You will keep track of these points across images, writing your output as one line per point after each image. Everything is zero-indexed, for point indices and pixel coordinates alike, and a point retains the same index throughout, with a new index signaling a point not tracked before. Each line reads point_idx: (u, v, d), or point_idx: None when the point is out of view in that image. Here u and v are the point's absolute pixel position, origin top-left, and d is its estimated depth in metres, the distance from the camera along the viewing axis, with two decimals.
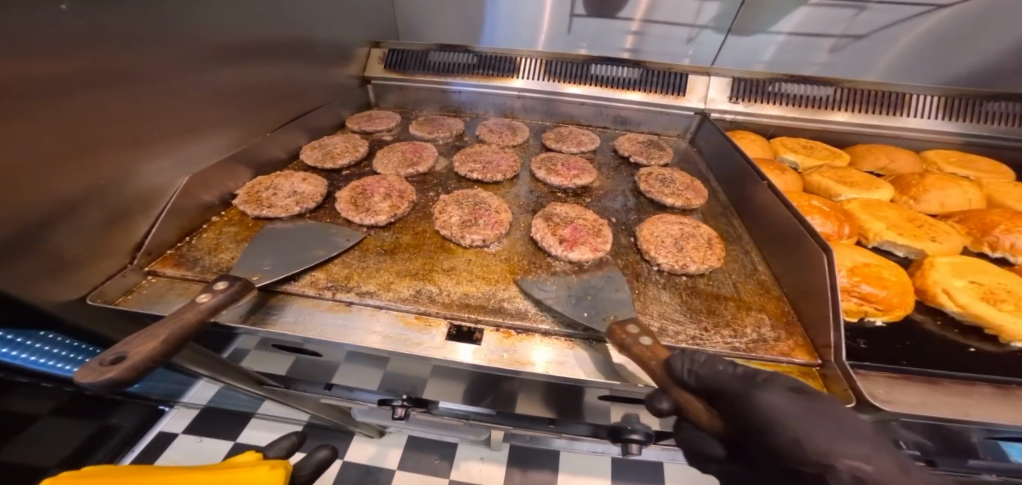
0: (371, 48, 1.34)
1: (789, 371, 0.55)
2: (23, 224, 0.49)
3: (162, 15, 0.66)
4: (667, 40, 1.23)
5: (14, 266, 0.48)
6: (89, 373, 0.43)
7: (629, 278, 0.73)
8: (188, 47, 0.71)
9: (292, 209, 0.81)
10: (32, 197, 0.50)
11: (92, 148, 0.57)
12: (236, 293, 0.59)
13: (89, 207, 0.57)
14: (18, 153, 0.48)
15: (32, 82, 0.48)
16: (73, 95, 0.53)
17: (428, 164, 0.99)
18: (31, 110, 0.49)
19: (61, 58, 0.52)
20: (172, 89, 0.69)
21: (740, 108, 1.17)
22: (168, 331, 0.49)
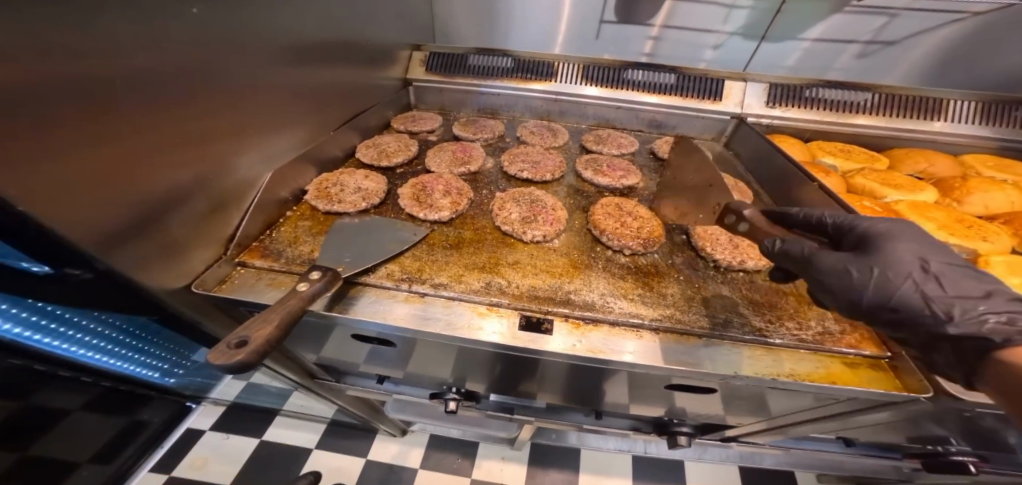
0: (413, 51, 1.38)
1: (858, 363, 0.59)
2: (147, 209, 0.54)
3: (251, 16, 0.70)
4: (684, 45, 1.31)
5: (136, 248, 0.53)
6: (222, 356, 0.48)
7: (687, 274, 0.76)
8: (270, 47, 0.76)
9: (360, 205, 0.85)
10: (154, 184, 0.54)
11: (200, 141, 0.61)
12: (328, 282, 0.63)
13: (195, 197, 0.62)
14: (144, 142, 0.52)
15: (158, 75, 0.53)
16: (187, 91, 0.58)
17: (479, 163, 1.02)
18: (156, 103, 0.53)
19: (182, 58, 0.57)
20: (261, 88, 0.74)
21: (778, 113, 1.21)
22: (279, 317, 0.54)
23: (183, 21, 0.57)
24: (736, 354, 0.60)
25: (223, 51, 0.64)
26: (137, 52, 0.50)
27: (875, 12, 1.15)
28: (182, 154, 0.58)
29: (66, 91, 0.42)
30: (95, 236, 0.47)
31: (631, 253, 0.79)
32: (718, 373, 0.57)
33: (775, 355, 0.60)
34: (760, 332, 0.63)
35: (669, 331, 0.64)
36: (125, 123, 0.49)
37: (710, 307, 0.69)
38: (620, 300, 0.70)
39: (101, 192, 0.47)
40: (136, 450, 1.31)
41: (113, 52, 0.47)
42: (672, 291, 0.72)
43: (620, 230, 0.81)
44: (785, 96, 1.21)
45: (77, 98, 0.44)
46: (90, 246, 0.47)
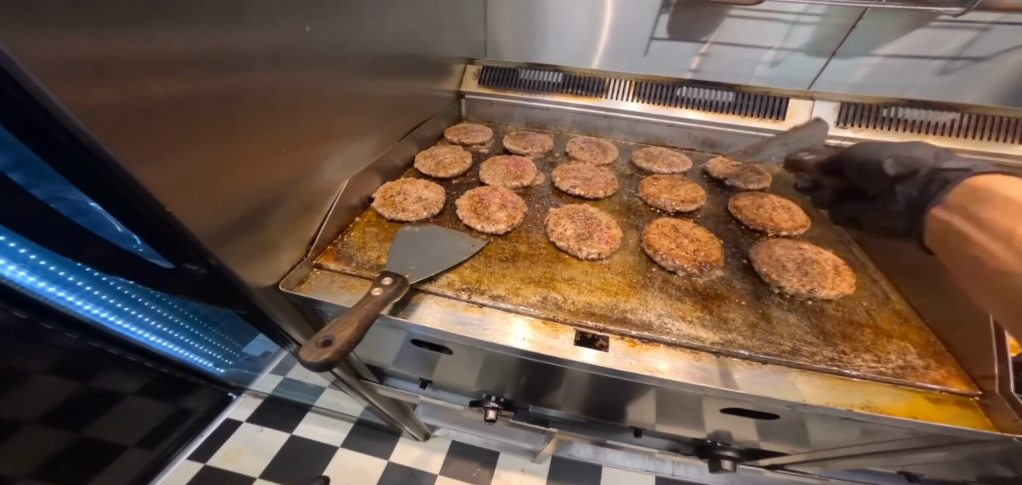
0: (467, 65, 1.44)
1: (943, 400, 0.56)
2: (249, 207, 0.61)
3: (340, 31, 0.77)
4: (734, 61, 1.36)
5: (238, 244, 0.60)
6: (312, 353, 0.54)
7: (749, 298, 0.73)
8: (354, 60, 0.82)
9: (421, 214, 0.90)
10: (258, 184, 0.61)
11: (294, 147, 0.69)
12: (398, 288, 0.68)
13: (286, 198, 0.69)
14: (253, 147, 0.59)
15: (266, 88, 0.60)
16: (291, 101, 0.66)
17: (531, 177, 1.05)
18: (265, 111, 0.60)
19: (288, 70, 0.64)
20: (349, 100, 0.82)
21: (850, 133, 1.08)
22: (359, 318, 0.60)
23: (292, 36, 0.64)
24: (805, 382, 0.58)
25: (323, 64, 0.72)
26: (257, 66, 0.58)
27: (960, 27, 1.13)
28: (280, 157, 0.65)
29: (202, 96, 0.49)
30: (209, 228, 0.53)
31: (687, 275, 0.77)
32: (785, 400, 0.56)
33: (845, 386, 0.58)
34: (833, 362, 0.61)
35: (733, 355, 0.63)
36: (240, 127, 0.56)
37: (777, 334, 0.66)
38: (678, 321, 0.69)
39: (217, 187, 0.53)
40: (178, 436, 1.45)
41: (240, 67, 0.55)
42: (733, 316, 0.69)
43: (675, 250, 0.80)
44: (863, 116, 1.08)
45: (209, 103, 0.50)
46: (205, 240, 0.53)
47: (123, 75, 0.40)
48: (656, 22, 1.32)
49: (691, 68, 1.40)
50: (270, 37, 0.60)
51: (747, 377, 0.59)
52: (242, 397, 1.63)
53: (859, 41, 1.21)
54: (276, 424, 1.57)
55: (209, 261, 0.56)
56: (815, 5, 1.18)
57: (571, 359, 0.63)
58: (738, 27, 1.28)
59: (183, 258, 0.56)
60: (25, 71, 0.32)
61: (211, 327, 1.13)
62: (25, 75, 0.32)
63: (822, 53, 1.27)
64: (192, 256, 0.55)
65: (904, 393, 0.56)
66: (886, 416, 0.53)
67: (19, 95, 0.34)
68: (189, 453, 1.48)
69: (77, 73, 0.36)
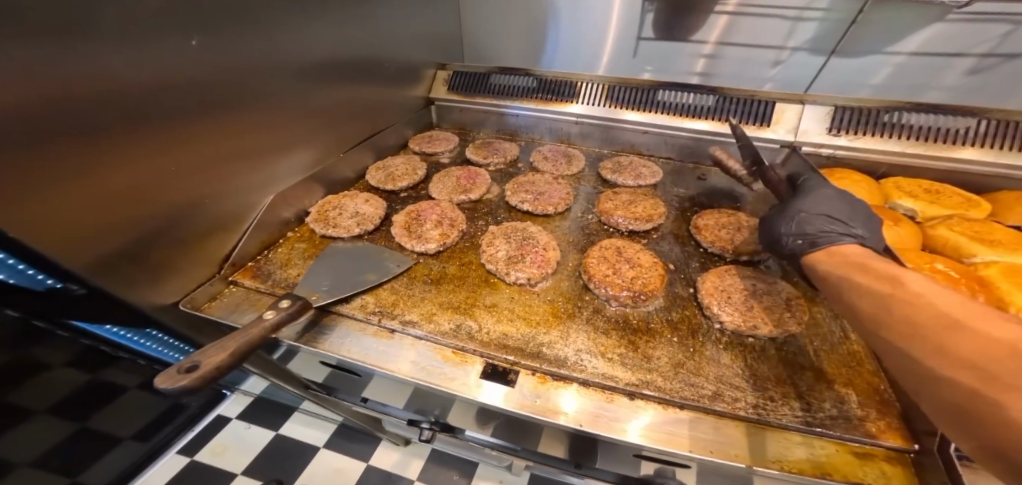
0: (438, 70, 1.40)
1: (875, 459, 0.45)
2: (139, 230, 0.59)
3: (258, 37, 0.75)
4: (745, 63, 1.21)
5: (123, 270, 0.58)
6: (167, 379, 0.49)
7: (683, 334, 0.62)
8: (280, 67, 0.80)
9: (353, 230, 0.86)
10: (149, 205, 0.60)
11: (201, 165, 0.67)
12: (295, 312, 0.64)
13: (191, 217, 0.67)
14: (140, 169, 0.58)
15: (157, 106, 0.59)
16: (194, 118, 0.64)
17: (480, 191, 0.99)
18: (156, 130, 0.59)
19: (183, 85, 0.62)
20: (271, 113, 0.79)
21: (842, 142, 0.93)
22: (235, 345, 0.56)
23: (185, 47, 0.61)
24: (717, 430, 0.49)
25: (234, 72, 0.70)
26: (139, 80, 0.56)
27: (993, 19, 0.96)
28: (178, 174, 0.63)
29: (57, 117, 0.47)
30: (76, 253, 0.51)
31: (618, 306, 0.68)
32: (672, 452, 0.47)
33: (756, 435, 0.48)
34: (754, 410, 0.50)
35: (649, 398, 0.54)
36: (117, 147, 0.54)
37: (700, 376, 0.55)
38: (596, 358, 0.61)
39: (83, 210, 0.51)
40: None
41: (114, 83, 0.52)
42: (659, 354, 0.60)
43: (612, 276, 0.72)
44: (858, 122, 0.93)
45: (70, 124, 0.48)
46: (76, 267, 0.52)
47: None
48: (641, 22, 1.23)
49: (699, 71, 1.28)
50: (149, 49, 0.56)
51: (640, 423, 0.51)
52: None
53: (871, 38, 1.07)
54: None
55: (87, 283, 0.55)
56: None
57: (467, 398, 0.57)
58: (742, 23, 1.15)
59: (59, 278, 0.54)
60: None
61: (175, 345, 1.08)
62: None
63: (823, 52, 1.13)
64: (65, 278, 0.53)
65: (827, 451, 0.45)
66: (796, 476, 0.43)
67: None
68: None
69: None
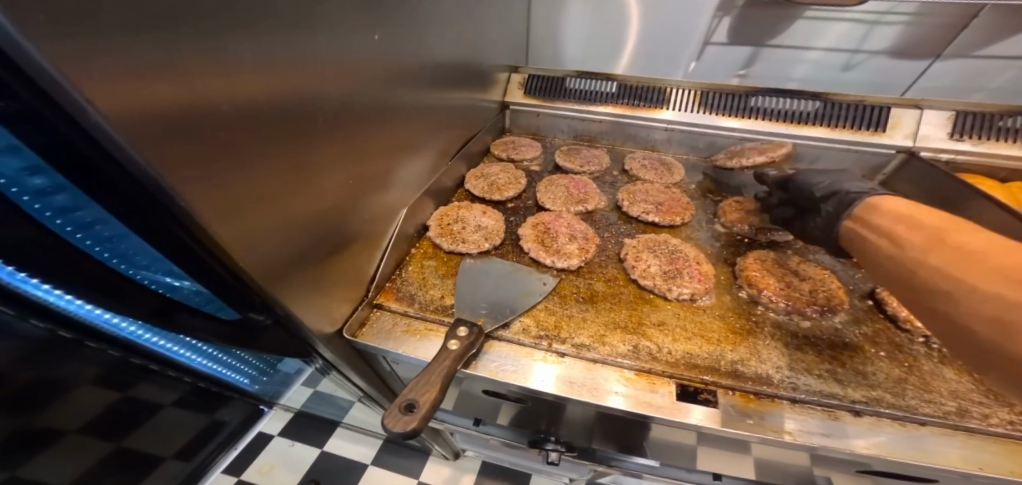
0: (510, 73, 1.36)
1: None
2: (311, 235, 0.53)
3: (402, 33, 0.69)
4: (778, 64, 1.25)
5: (296, 281, 0.51)
6: (397, 421, 0.48)
7: (887, 348, 0.61)
8: (414, 65, 0.75)
9: (483, 245, 0.82)
10: (320, 208, 0.54)
11: (357, 163, 0.61)
12: (476, 340, 0.60)
13: (347, 222, 0.61)
14: (317, 165, 0.51)
15: (335, 100, 0.53)
16: (358, 111, 0.59)
17: (595, 201, 0.96)
18: (331, 124, 0.53)
19: (356, 82, 0.57)
20: (407, 116, 0.75)
21: (965, 147, 0.93)
22: (441, 378, 0.53)
23: (361, 47, 0.57)
24: (975, 448, 0.48)
25: (385, 69, 0.65)
26: (326, 77, 0.50)
27: None
28: (343, 178, 0.58)
29: (270, 113, 0.42)
30: (267, 266, 0.45)
31: (801, 318, 0.67)
32: (950, 470, 0.46)
33: (1021, 451, 0.48)
34: (1013, 427, 0.50)
35: (877, 415, 0.52)
36: (306, 147, 0.48)
37: (935, 391, 0.54)
38: (805, 376, 0.58)
39: (276, 215, 0.45)
40: (215, 451, 1.35)
41: (307, 76, 0.47)
42: (874, 369, 0.58)
43: (789, 292, 0.70)
44: (980, 127, 0.93)
45: (278, 122, 0.43)
46: (264, 279, 0.45)
47: (192, 94, 0.32)
48: (712, 26, 1.23)
49: (739, 73, 1.30)
50: (339, 45, 0.52)
51: (895, 442, 0.49)
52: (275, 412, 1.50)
53: (957, 40, 1.08)
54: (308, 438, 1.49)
55: (274, 311, 0.49)
56: (904, 2, 1.05)
57: (679, 420, 0.54)
58: (789, 25, 1.17)
59: (249, 307, 0.48)
60: (76, 96, 0.24)
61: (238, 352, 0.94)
62: (82, 105, 0.25)
63: (913, 56, 1.13)
64: (258, 306, 0.48)
65: None
66: None
67: (71, 125, 0.26)
68: (228, 464, 1.39)
69: (142, 89, 0.28)
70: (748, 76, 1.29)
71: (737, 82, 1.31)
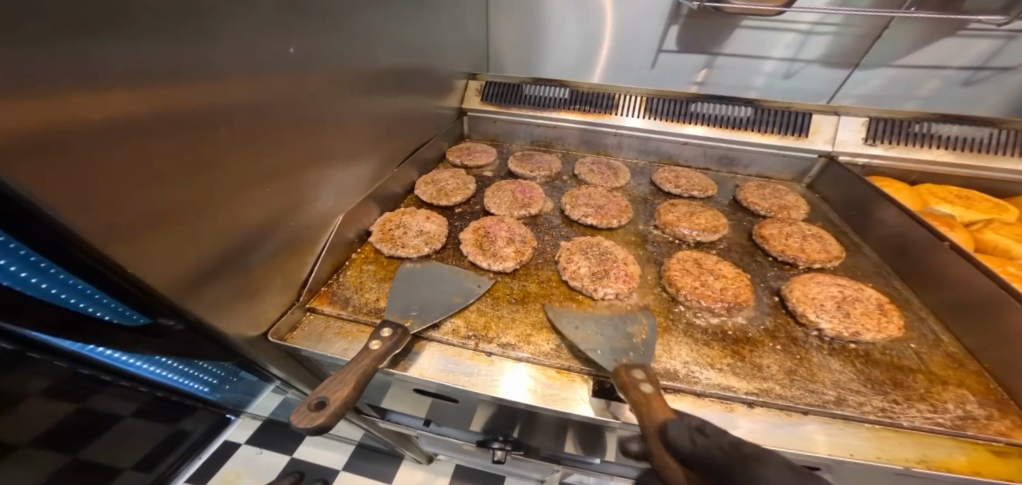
0: (468, 80, 1.38)
1: (1016, 456, 0.50)
2: (229, 245, 0.54)
3: (333, 42, 0.71)
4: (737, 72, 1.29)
5: (213, 291, 0.53)
6: (304, 418, 0.49)
7: (785, 342, 0.66)
8: (349, 74, 0.77)
9: (422, 249, 0.84)
10: (239, 218, 0.55)
11: (283, 172, 0.62)
12: (398, 340, 0.62)
13: (273, 230, 0.63)
14: (233, 175, 0.53)
15: (251, 110, 0.54)
16: (280, 121, 0.60)
17: (539, 205, 0.99)
18: (248, 135, 0.54)
19: (273, 93, 0.58)
20: (341, 124, 0.76)
21: (878, 151, 0.99)
22: (355, 378, 0.55)
23: (280, 59, 0.59)
24: (851, 434, 0.52)
25: (314, 78, 0.66)
26: (239, 87, 0.52)
27: (982, 34, 1.07)
28: (264, 188, 0.59)
29: (167, 128, 0.43)
30: (173, 278, 0.46)
31: (714, 316, 0.71)
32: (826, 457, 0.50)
33: (888, 434, 0.52)
34: (885, 414, 0.55)
35: (768, 405, 0.57)
36: (215, 159, 0.50)
37: (817, 382, 0.59)
38: (708, 370, 0.62)
39: (182, 228, 0.46)
40: (174, 461, 1.34)
41: (217, 85, 0.48)
42: (769, 363, 0.63)
43: (703, 291, 0.73)
44: (891, 133, 0.99)
45: (180, 134, 0.44)
46: (171, 289, 0.46)
47: (67, 112, 0.33)
48: (664, 34, 1.26)
49: (698, 80, 1.33)
50: (251, 57, 0.53)
51: (781, 430, 0.53)
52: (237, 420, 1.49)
53: (881, 51, 1.15)
54: (273, 446, 1.46)
55: (186, 320, 0.51)
56: (831, 15, 1.12)
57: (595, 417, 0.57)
58: (738, 34, 1.22)
59: (157, 314, 0.49)
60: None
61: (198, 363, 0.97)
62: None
63: (845, 65, 1.20)
64: (167, 314, 0.49)
65: (973, 450, 0.50)
66: (951, 476, 0.47)
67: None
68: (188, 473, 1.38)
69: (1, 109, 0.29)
70: (706, 82, 1.33)
71: (696, 89, 1.34)
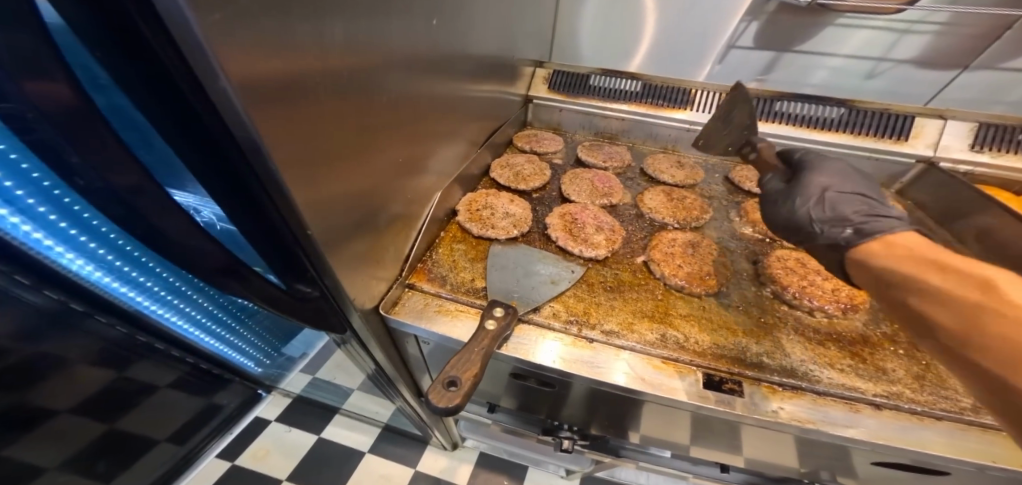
0: (536, 68, 1.37)
1: None
2: (365, 210, 0.55)
3: (457, 24, 0.72)
4: (817, 70, 1.26)
5: (351, 253, 0.53)
6: (441, 397, 0.49)
7: (905, 347, 0.64)
8: (460, 54, 0.78)
9: (511, 232, 0.83)
10: (376, 184, 0.56)
11: (408, 141, 0.63)
12: (510, 321, 0.61)
13: (393, 199, 0.63)
14: (379, 136, 0.53)
15: (399, 80, 0.55)
16: (415, 93, 0.61)
17: (620, 196, 0.97)
18: (394, 102, 0.55)
19: (415, 65, 0.59)
20: (447, 103, 0.76)
21: (985, 159, 0.95)
22: (480, 357, 0.54)
23: (422, 31, 0.59)
24: (989, 441, 0.52)
25: (440, 55, 0.68)
26: (397, 54, 0.53)
27: None
28: (394, 154, 0.60)
29: (343, 91, 0.43)
30: (328, 234, 0.47)
31: (824, 316, 0.69)
32: (976, 461, 0.50)
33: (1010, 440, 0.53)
34: None
35: (897, 408, 0.56)
36: (370, 118, 0.50)
37: (950, 388, 0.58)
38: (827, 369, 0.61)
39: (340, 185, 0.47)
40: (209, 432, 1.31)
41: (383, 54, 0.49)
42: (893, 366, 0.61)
43: (812, 290, 0.71)
44: (1001, 139, 0.94)
45: (354, 93, 0.45)
46: (327, 245, 0.47)
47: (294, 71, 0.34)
48: (740, 31, 1.24)
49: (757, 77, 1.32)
50: (408, 24, 0.54)
51: (915, 433, 0.53)
52: (272, 395, 1.45)
53: (982, 53, 1.10)
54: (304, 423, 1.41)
55: (323, 281, 0.51)
56: (936, 12, 1.07)
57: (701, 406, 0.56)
58: (821, 31, 1.18)
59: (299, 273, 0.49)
60: (214, 66, 0.27)
61: (244, 326, 0.99)
62: (215, 73, 0.27)
63: (951, 66, 1.14)
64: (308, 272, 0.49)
65: None
66: None
67: (199, 85, 0.29)
68: (219, 449, 1.30)
69: (258, 61, 0.30)
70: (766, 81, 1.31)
71: (755, 86, 1.33)
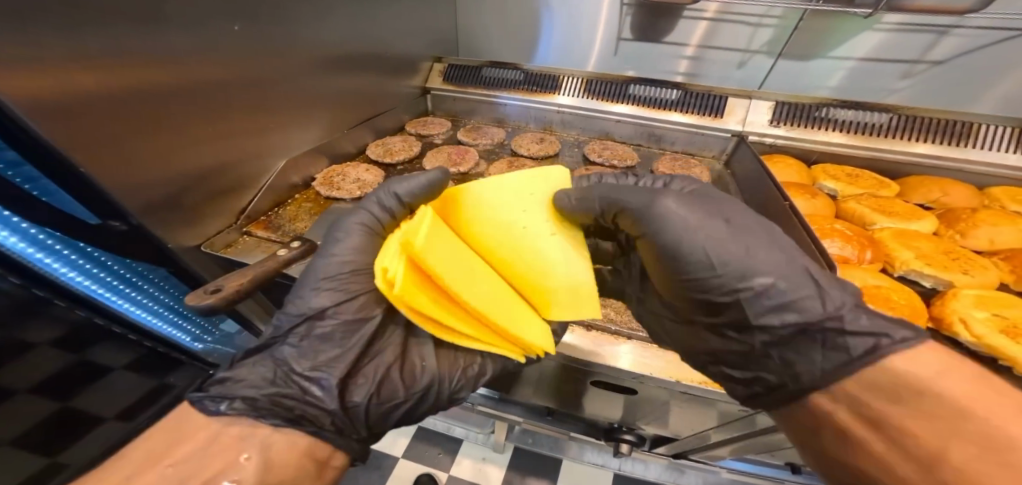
0: (434, 62, 1.52)
1: None
2: (177, 184, 0.72)
3: (283, 29, 0.88)
4: (721, 64, 1.36)
5: (166, 213, 0.71)
6: (198, 298, 0.59)
7: None
8: (298, 51, 0.94)
9: (354, 194, 0.99)
10: (188, 164, 0.73)
11: (227, 132, 0.80)
12: (304, 251, 0.76)
13: (217, 174, 0.80)
14: (183, 127, 0.70)
15: (201, 81, 0.72)
16: (227, 91, 0.78)
17: (468, 165, 1.13)
18: (197, 100, 0.72)
19: (222, 71, 0.76)
20: (282, 99, 0.93)
21: (780, 132, 1.08)
22: (252, 273, 0.66)
23: (224, 38, 0.75)
24: None
25: (261, 55, 0.84)
26: (192, 57, 0.69)
27: (921, 29, 1.14)
28: (210, 143, 0.77)
29: (123, 97, 0.59)
30: (132, 198, 0.64)
31: None
32: None
33: None
34: None
35: None
36: (164, 114, 0.67)
37: None
38: None
39: (138, 164, 0.64)
40: None
41: (174, 62, 0.66)
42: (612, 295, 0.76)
43: None
44: (794, 115, 1.08)
45: (137, 94, 0.61)
46: (130, 206, 0.64)
47: (54, 78, 0.50)
48: (621, 23, 1.36)
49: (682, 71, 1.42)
50: (200, 32, 0.70)
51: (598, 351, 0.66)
52: None
53: (807, 43, 1.24)
54: None
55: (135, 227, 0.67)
56: (773, 8, 1.20)
57: None
58: (721, 27, 1.29)
59: (105, 216, 0.64)
60: None
61: None
62: None
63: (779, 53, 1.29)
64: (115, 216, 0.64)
65: None
66: None
67: None
68: None
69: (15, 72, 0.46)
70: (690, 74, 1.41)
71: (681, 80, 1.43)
